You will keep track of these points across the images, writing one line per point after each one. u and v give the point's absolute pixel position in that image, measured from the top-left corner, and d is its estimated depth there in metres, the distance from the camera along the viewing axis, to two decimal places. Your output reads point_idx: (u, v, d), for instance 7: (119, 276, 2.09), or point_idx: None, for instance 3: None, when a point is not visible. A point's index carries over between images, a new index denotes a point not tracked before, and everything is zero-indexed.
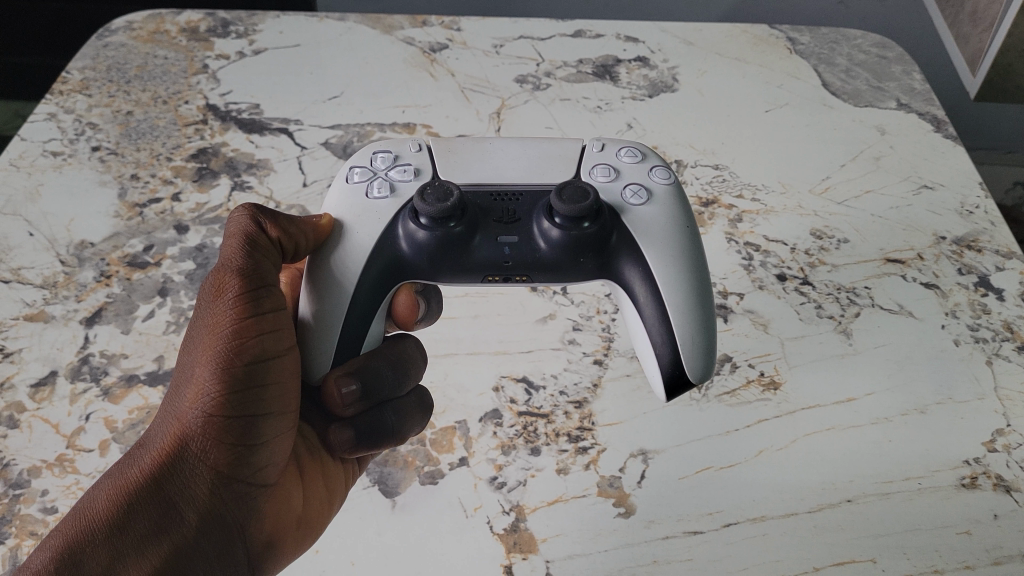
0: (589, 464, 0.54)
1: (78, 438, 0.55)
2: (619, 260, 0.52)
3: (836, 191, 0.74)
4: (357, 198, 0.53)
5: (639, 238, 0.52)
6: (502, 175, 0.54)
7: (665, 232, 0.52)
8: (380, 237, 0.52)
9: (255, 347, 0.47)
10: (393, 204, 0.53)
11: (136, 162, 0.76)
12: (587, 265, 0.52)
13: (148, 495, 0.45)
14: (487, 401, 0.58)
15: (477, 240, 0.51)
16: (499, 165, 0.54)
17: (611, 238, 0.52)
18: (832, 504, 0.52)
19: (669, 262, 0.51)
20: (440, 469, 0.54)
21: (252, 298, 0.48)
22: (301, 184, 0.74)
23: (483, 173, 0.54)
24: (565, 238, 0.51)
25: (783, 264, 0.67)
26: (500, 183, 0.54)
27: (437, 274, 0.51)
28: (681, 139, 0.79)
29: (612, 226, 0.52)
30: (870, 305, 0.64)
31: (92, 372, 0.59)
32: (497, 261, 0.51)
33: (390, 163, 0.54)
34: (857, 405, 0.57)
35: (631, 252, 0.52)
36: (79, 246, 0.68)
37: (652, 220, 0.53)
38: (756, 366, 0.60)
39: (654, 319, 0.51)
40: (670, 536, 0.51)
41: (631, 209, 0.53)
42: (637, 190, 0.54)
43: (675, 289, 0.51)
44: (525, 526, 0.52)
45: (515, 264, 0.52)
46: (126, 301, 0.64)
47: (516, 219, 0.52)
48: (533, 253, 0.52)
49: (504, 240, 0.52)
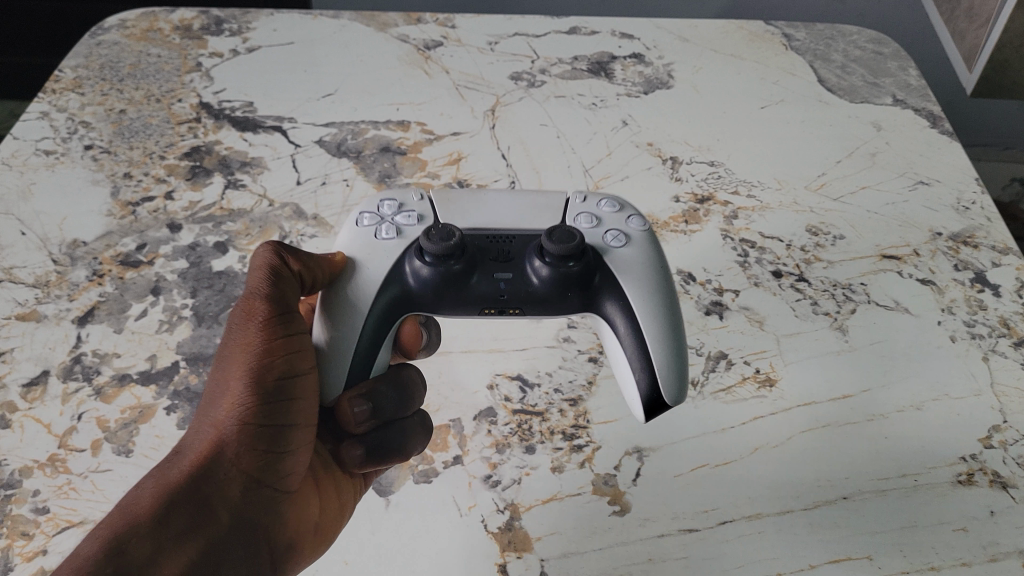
0: (584, 462, 0.54)
1: (70, 437, 0.55)
2: (603, 297, 0.53)
3: (831, 188, 0.74)
4: (366, 238, 0.54)
5: (621, 278, 0.53)
6: (498, 220, 0.56)
7: (644, 273, 0.53)
8: (388, 273, 0.53)
9: (284, 363, 0.48)
10: (399, 244, 0.54)
11: (129, 161, 0.76)
12: (576, 297, 0.53)
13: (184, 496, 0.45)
14: (481, 400, 0.58)
15: (475, 278, 0.53)
16: (493, 211, 0.56)
17: (595, 277, 0.53)
18: (827, 501, 0.52)
19: (648, 299, 0.52)
20: (434, 469, 0.54)
21: (280, 319, 0.50)
22: (295, 182, 0.74)
23: (478, 218, 0.55)
24: (554, 275, 0.52)
25: (778, 261, 0.67)
26: (497, 227, 0.55)
27: (440, 305, 0.53)
28: (675, 135, 0.79)
29: (596, 266, 0.53)
30: (866, 301, 0.64)
31: (85, 372, 0.59)
32: (494, 295, 0.53)
33: (396, 210, 0.56)
34: (853, 402, 0.57)
35: (614, 289, 0.53)
36: (72, 245, 0.68)
37: (633, 262, 0.54)
38: (752, 363, 0.60)
39: (635, 355, 0.51)
40: (664, 534, 0.51)
41: (613, 252, 0.54)
42: (616, 233, 0.55)
43: (656, 324, 0.51)
44: (519, 525, 0.51)
45: (510, 300, 0.53)
46: (119, 300, 0.64)
47: (508, 259, 0.54)
48: (525, 287, 0.53)
49: (500, 276, 0.53)
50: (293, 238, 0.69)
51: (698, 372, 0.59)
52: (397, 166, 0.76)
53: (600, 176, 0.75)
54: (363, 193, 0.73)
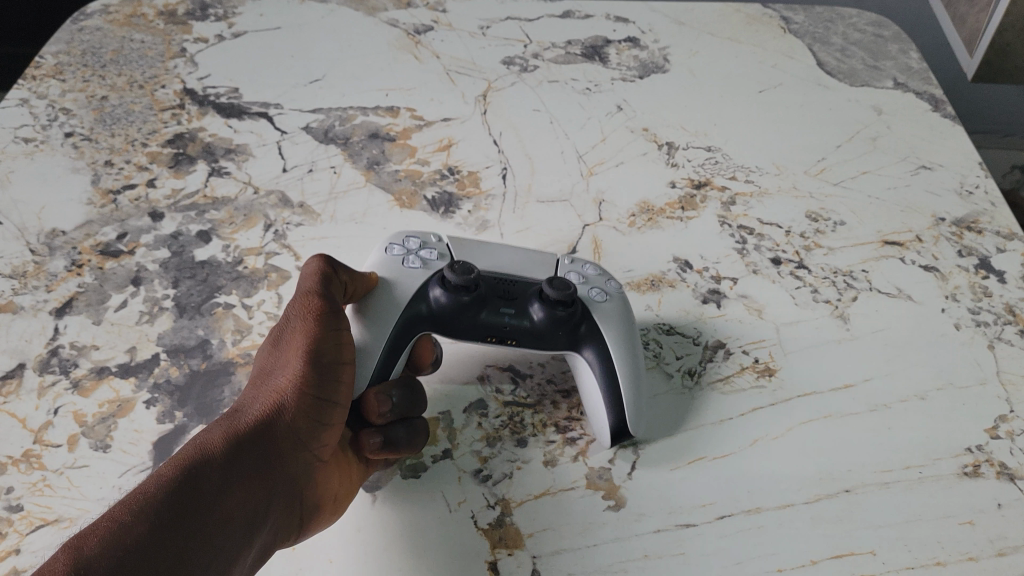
0: (578, 456, 0.53)
1: (45, 432, 0.53)
2: (585, 343, 0.54)
3: (832, 173, 0.72)
4: (392, 264, 0.55)
5: (604, 326, 0.54)
6: (506, 262, 0.57)
7: (623, 327, 0.55)
8: (416, 292, 0.54)
9: (333, 350, 0.48)
10: (424, 273, 0.55)
11: (110, 148, 0.74)
12: (563, 340, 0.54)
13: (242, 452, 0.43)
14: (472, 391, 0.56)
15: (482, 314, 0.54)
16: (503, 253, 0.57)
17: (581, 325, 0.54)
18: (829, 495, 0.50)
19: (624, 346, 0.54)
20: (422, 463, 0.52)
21: (336, 311, 0.49)
22: (280, 169, 0.72)
23: (487, 259, 0.57)
24: (547, 319, 0.54)
25: (777, 248, 0.65)
26: (506, 268, 0.56)
27: (453, 332, 0.54)
28: (671, 120, 0.77)
29: (583, 316, 0.55)
30: (867, 289, 0.62)
31: (62, 365, 0.57)
32: (497, 328, 0.54)
33: (419, 245, 0.57)
34: (855, 391, 0.56)
35: (597, 335, 0.54)
36: (50, 234, 0.66)
37: (615, 315, 0.55)
38: (751, 353, 0.58)
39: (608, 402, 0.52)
40: (661, 529, 0.49)
41: (597, 303, 0.55)
42: (600, 288, 0.56)
43: (630, 374, 0.53)
44: (511, 520, 0.49)
45: (510, 336, 0.54)
46: (98, 291, 0.62)
47: (514, 296, 0.55)
48: (522, 326, 0.54)
49: (504, 310, 0.54)
50: (279, 227, 0.67)
51: (696, 362, 0.57)
52: (386, 153, 0.74)
53: (593, 162, 0.73)
54: (351, 180, 0.71)
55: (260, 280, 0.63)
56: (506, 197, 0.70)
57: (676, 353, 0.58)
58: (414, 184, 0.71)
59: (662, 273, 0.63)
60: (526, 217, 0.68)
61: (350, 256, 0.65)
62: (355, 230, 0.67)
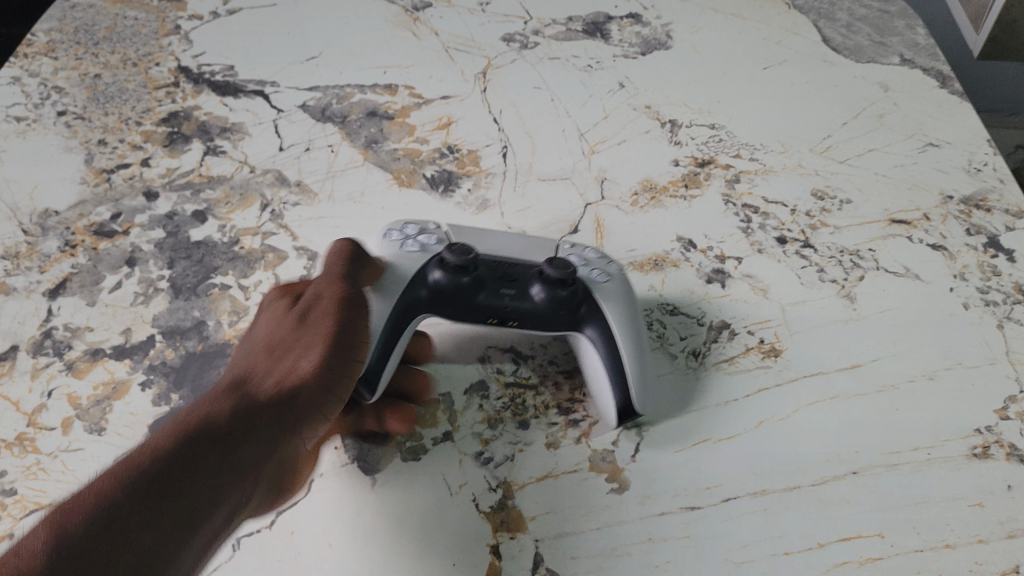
0: (580, 438, 0.52)
1: (39, 415, 0.52)
2: (586, 323, 0.53)
3: (838, 150, 0.71)
4: (390, 250, 0.54)
5: (605, 307, 0.53)
6: (505, 247, 0.56)
7: (626, 307, 0.54)
8: (413, 276, 0.53)
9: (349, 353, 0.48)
10: (423, 256, 0.54)
11: (103, 127, 0.73)
12: (564, 320, 0.53)
13: (238, 429, 0.42)
14: (473, 373, 0.55)
15: (482, 295, 0.53)
16: (502, 238, 0.57)
17: (582, 306, 0.53)
18: (836, 476, 0.50)
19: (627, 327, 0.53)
20: (423, 445, 0.51)
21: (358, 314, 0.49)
22: (277, 147, 0.71)
23: (486, 244, 0.56)
24: (549, 298, 0.53)
25: (783, 226, 0.64)
26: (506, 253, 0.56)
27: (453, 315, 0.53)
28: (674, 97, 0.76)
29: (584, 296, 0.54)
30: (874, 268, 0.61)
31: (56, 347, 0.56)
32: (497, 309, 0.53)
33: (417, 231, 0.56)
34: (862, 371, 0.55)
35: (598, 316, 0.53)
36: (43, 214, 0.65)
37: (616, 297, 0.54)
38: (756, 333, 0.57)
39: (613, 379, 0.51)
40: (665, 512, 0.48)
41: (598, 286, 0.55)
42: (601, 271, 0.55)
43: (634, 353, 0.52)
44: (513, 503, 0.48)
45: (511, 317, 0.53)
46: (92, 272, 0.61)
47: (515, 277, 0.54)
48: (524, 306, 0.53)
49: (504, 291, 0.53)
50: (275, 207, 0.66)
51: (701, 342, 0.56)
52: (384, 131, 0.73)
53: (595, 140, 0.72)
54: (349, 159, 0.70)
55: (257, 260, 0.62)
56: (506, 175, 0.69)
57: (680, 333, 0.57)
58: (413, 162, 0.70)
59: (666, 252, 0.62)
60: (527, 195, 0.67)
61: (348, 236, 0.64)
62: (353, 209, 0.66)
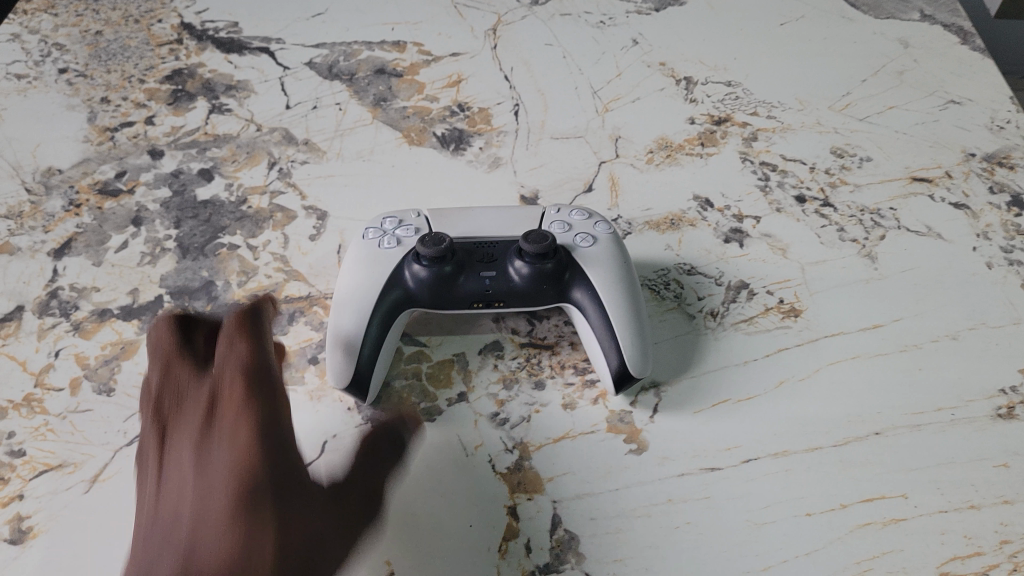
0: (597, 398, 0.51)
1: (47, 375, 0.51)
2: (572, 290, 0.52)
3: (857, 108, 0.69)
4: (368, 250, 0.53)
5: (589, 270, 0.52)
6: (485, 226, 0.54)
7: (612, 267, 0.52)
8: (390, 276, 0.51)
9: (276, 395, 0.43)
10: (400, 251, 0.52)
11: (106, 85, 0.71)
12: (550, 293, 0.51)
13: (238, 516, 0.37)
14: (488, 334, 0.54)
15: (462, 278, 0.51)
16: (483, 218, 0.55)
17: (564, 273, 0.52)
18: (858, 437, 0.49)
19: (617, 289, 0.51)
20: (437, 406, 0.50)
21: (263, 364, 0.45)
22: (284, 106, 0.70)
23: (466, 225, 0.54)
24: (532, 273, 0.51)
25: (802, 185, 0.63)
26: (484, 232, 0.54)
27: (438, 307, 0.51)
28: (689, 54, 0.74)
29: (568, 264, 0.52)
30: (896, 227, 0.60)
31: (62, 307, 0.55)
32: (480, 293, 0.51)
33: (396, 225, 0.54)
34: (884, 331, 0.54)
35: (583, 279, 0.52)
36: (46, 173, 0.64)
37: (601, 257, 0.52)
38: (775, 293, 0.56)
39: (605, 338, 0.50)
40: (684, 473, 0.47)
41: (581, 250, 0.53)
42: (585, 234, 0.54)
43: (625, 310, 0.50)
44: (529, 465, 0.48)
45: (496, 298, 0.52)
46: (97, 231, 0.60)
47: (493, 258, 0.52)
48: (509, 284, 0.52)
49: (484, 273, 0.52)
50: (283, 165, 0.65)
51: (719, 303, 0.55)
52: (393, 89, 0.71)
53: (609, 98, 0.70)
54: (357, 118, 0.69)
55: (266, 219, 0.61)
56: (519, 133, 0.67)
57: (698, 294, 0.56)
58: (422, 121, 0.68)
59: (682, 211, 0.61)
60: (540, 154, 0.65)
61: (357, 196, 0.62)
62: (362, 167, 0.65)
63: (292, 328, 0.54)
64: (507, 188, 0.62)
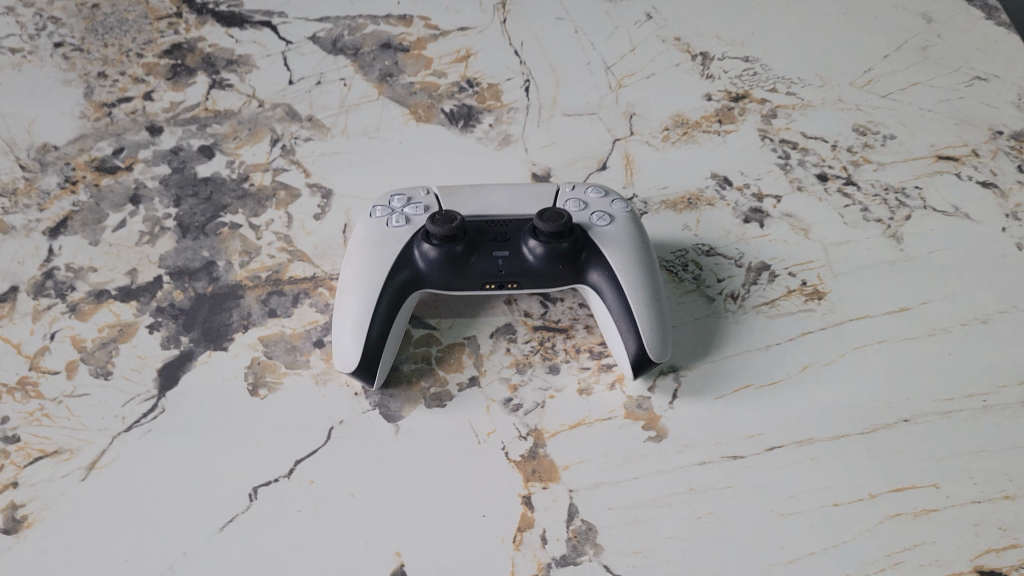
0: (614, 383, 0.49)
1: (42, 358, 0.49)
2: (589, 271, 0.50)
3: (879, 84, 0.67)
4: (375, 229, 0.51)
5: (606, 250, 0.50)
6: (497, 204, 0.52)
7: (629, 247, 0.50)
8: (399, 256, 0.49)
9: None
10: (409, 231, 0.50)
11: (103, 59, 0.69)
12: (566, 273, 0.49)
13: None
14: (499, 317, 0.52)
15: (474, 258, 0.49)
16: (495, 195, 0.53)
17: (581, 254, 0.50)
18: (886, 425, 0.47)
19: (635, 269, 0.49)
20: (448, 391, 0.48)
21: None
22: (286, 81, 0.67)
23: (477, 203, 0.52)
24: (547, 253, 0.49)
25: (823, 163, 0.61)
26: (497, 210, 0.52)
27: (449, 288, 0.49)
28: (705, 29, 0.72)
29: (584, 244, 0.50)
30: (922, 207, 0.58)
31: (58, 288, 0.53)
32: (493, 274, 0.49)
33: (404, 202, 0.52)
34: (912, 315, 0.52)
35: (600, 259, 0.49)
36: (41, 149, 0.62)
37: (618, 237, 0.50)
38: (798, 275, 0.54)
39: (623, 320, 0.48)
40: (706, 461, 0.45)
41: (598, 230, 0.51)
42: (601, 213, 0.52)
43: (643, 290, 0.48)
44: (544, 452, 0.46)
45: (509, 279, 0.49)
46: (94, 209, 0.58)
47: (507, 237, 0.50)
48: (522, 265, 0.49)
49: (497, 254, 0.50)
50: (286, 142, 0.63)
51: (739, 285, 0.53)
52: (399, 64, 0.69)
53: (623, 74, 0.68)
54: (363, 93, 0.67)
55: (268, 197, 0.59)
56: (530, 109, 0.65)
57: (717, 275, 0.54)
58: (430, 97, 0.66)
59: (700, 190, 0.59)
60: (552, 131, 0.63)
61: (363, 174, 0.60)
62: (368, 144, 0.62)
63: (297, 310, 0.52)
64: (518, 166, 0.60)
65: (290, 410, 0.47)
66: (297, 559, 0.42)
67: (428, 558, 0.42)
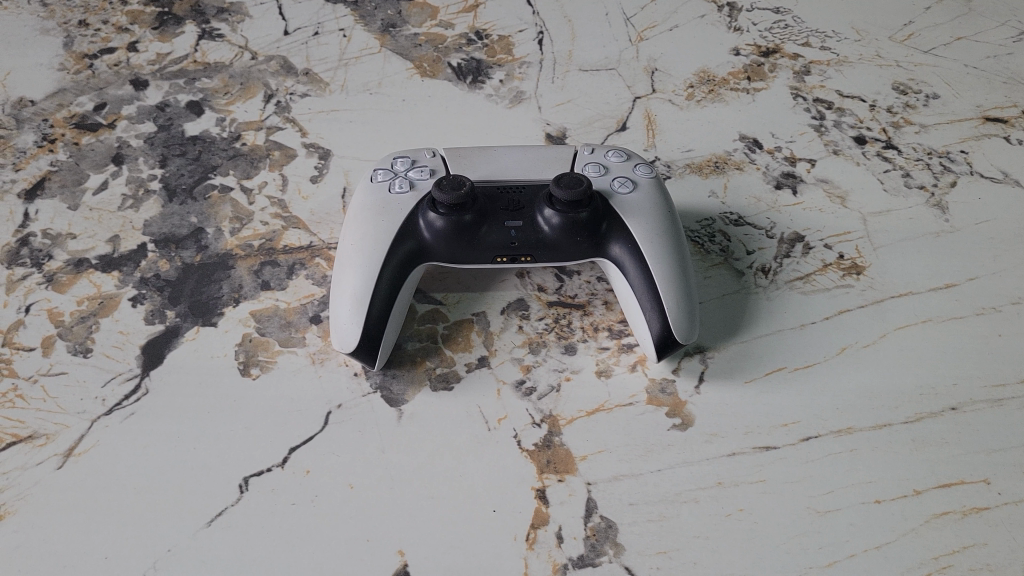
0: (635, 365, 0.45)
1: (16, 334, 0.46)
2: (610, 244, 0.45)
3: (921, 39, 0.62)
4: (377, 195, 0.47)
5: (629, 220, 0.45)
6: (509, 169, 0.48)
7: (654, 217, 0.46)
8: (403, 226, 0.45)
9: None
10: (413, 197, 0.46)
11: (84, 7, 0.64)
12: (584, 246, 0.45)
13: None
14: (511, 291, 0.48)
15: (485, 229, 0.45)
16: (506, 159, 0.49)
17: (601, 225, 0.45)
18: (931, 413, 0.43)
19: (659, 242, 0.45)
20: (455, 372, 0.45)
21: None
22: (282, 31, 0.63)
23: (487, 168, 0.48)
24: (563, 223, 0.45)
25: (861, 124, 0.56)
26: (509, 175, 0.48)
27: (457, 262, 0.45)
28: None
29: (604, 213, 0.46)
30: (968, 173, 0.53)
31: (33, 256, 0.49)
32: (505, 246, 0.45)
33: (409, 166, 0.48)
34: (958, 292, 0.48)
35: (622, 231, 0.45)
36: (17, 105, 0.57)
37: (642, 206, 0.46)
38: (835, 247, 0.50)
39: (647, 298, 0.44)
40: (736, 452, 0.42)
41: (620, 198, 0.46)
42: (623, 179, 0.47)
43: (669, 265, 0.44)
44: (560, 441, 0.42)
45: (523, 252, 0.45)
46: (74, 170, 0.53)
47: (520, 206, 0.46)
48: (537, 236, 0.45)
49: (510, 224, 0.46)
50: (281, 98, 0.58)
51: (771, 258, 0.49)
52: (403, 14, 0.64)
53: (644, 26, 0.63)
54: (364, 45, 0.62)
55: (261, 158, 0.54)
56: (543, 64, 0.60)
57: (747, 247, 0.50)
58: (436, 49, 0.61)
59: (728, 153, 0.54)
60: (568, 88, 0.59)
61: (364, 134, 0.56)
62: (369, 101, 0.58)
63: (292, 282, 0.48)
64: (530, 125, 0.56)
65: (284, 392, 0.44)
66: (292, 557, 0.38)
67: (434, 556, 0.38)
